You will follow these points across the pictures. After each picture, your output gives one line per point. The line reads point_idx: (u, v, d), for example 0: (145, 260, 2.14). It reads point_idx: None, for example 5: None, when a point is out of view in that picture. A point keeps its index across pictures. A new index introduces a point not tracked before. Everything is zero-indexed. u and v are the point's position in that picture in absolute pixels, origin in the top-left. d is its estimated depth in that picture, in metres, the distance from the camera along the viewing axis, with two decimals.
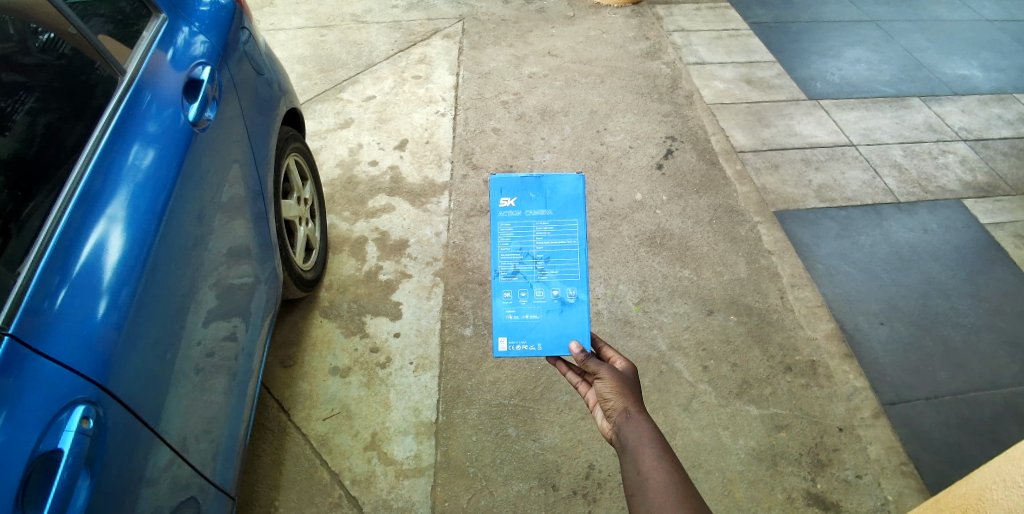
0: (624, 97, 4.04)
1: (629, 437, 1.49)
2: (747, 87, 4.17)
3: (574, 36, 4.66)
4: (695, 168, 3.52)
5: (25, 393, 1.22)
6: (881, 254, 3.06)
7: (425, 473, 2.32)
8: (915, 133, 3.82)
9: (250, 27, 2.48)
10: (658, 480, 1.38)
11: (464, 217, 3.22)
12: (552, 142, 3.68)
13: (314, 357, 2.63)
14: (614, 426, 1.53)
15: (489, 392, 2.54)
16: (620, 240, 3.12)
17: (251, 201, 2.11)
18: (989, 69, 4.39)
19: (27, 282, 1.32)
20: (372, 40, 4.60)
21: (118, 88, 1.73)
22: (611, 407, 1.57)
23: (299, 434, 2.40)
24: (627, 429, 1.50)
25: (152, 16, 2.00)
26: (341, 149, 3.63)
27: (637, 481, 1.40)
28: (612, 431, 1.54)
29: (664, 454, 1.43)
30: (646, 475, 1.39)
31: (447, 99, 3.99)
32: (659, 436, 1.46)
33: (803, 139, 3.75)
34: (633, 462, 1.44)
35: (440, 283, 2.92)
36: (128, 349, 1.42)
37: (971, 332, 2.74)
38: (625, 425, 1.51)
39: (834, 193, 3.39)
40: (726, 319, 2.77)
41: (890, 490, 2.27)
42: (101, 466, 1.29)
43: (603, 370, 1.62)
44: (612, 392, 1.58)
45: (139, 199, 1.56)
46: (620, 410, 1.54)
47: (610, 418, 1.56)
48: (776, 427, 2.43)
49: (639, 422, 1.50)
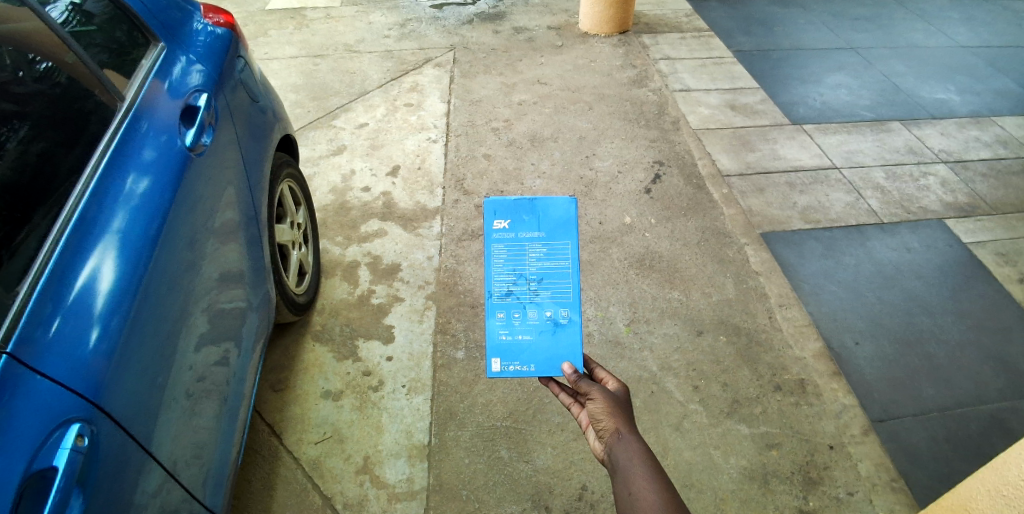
0: (613, 123, 4.12)
1: (620, 457, 1.50)
2: (732, 113, 4.26)
3: (562, 64, 4.77)
4: (682, 192, 3.59)
5: (20, 412, 1.23)
6: (865, 273, 3.11)
7: (418, 496, 2.31)
8: (896, 155, 3.91)
9: (246, 56, 2.54)
10: (649, 499, 1.39)
11: (456, 240, 3.26)
12: (542, 168, 3.74)
13: (306, 381, 2.64)
14: (605, 445, 1.55)
15: (481, 414, 2.55)
16: (610, 262, 3.16)
17: (245, 226, 2.14)
18: (966, 93, 4.51)
19: (23, 306, 1.33)
20: (364, 69, 4.69)
21: (115, 115, 1.77)
22: (602, 428, 1.58)
23: (290, 458, 2.40)
24: (618, 448, 1.51)
25: (149, 45, 2.06)
26: (334, 176, 3.67)
27: (629, 501, 1.41)
28: (603, 451, 1.55)
29: (654, 473, 1.45)
30: (636, 495, 1.41)
31: (439, 126, 4.06)
32: (649, 454, 1.48)
33: (787, 163, 3.83)
34: (625, 482, 1.45)
35: (432, 306, 2.94)
36: (121, 372, 1.43)
37: (956, 348, 2.78)
38: (616, 445, 1.52)
39: (819, 215, 3.45)
40: (715, 340, 2.80)
41: (880, 506, 2.28)
42: (95, 484, 1.30)
43: (594, 392, 1.64)
44: (604, 412, 1.60)
45: (133, 226, 1.59)
46: (612, 430, 1.56)
47: (602, 438, 1.58)
48: (767, 445, 2.44)
49: (630, 442, 1.51)
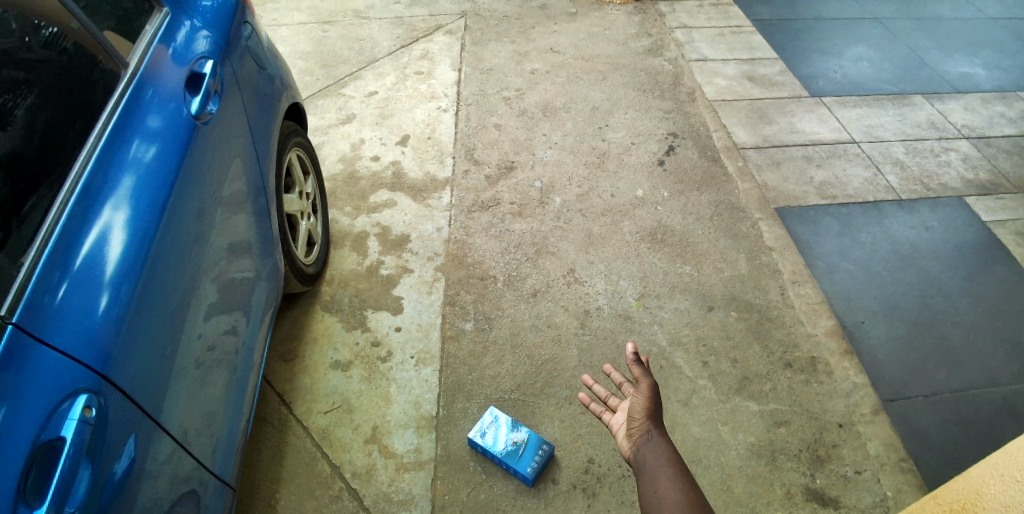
0: (626, 93, 4.04)
1: (647, 456, 1.54)
2: (749, 84, 4.17)
3: (576, 32, 4.66)
4: (696, 164, 3.53)
5: (27, 383, 1.22)
6: (881, 252, 3.06)
7: (425, 466, 2.32)
8: (918, 130, 3.82)
9: (253, 22, 2.49)
10: (673, 499, 1.42)
11: (466, 212, 3.23)
12: (553, 138, 3.69)
13: (315, 351, 2.64)
14: (633, 443, 1.59)
15: (490, 386, 2.55)
16: (621, 236, 3.13)
17: (253, 196, 2.12)
18: (991, 67, 4.38)
19: (27, 276, 1.31)
20: (374, 36, 4.60)
21: (120, 82, 1.74)
22: (632, 427, 1.62)
23: (299, 428, 2.41)
24: (645, 448, 1.56)
25: (154, 10, 2.01)
26: (343, 144, 3.63)
27: (653, 499, 1.45)
28: (629, 449, 1.59)
29: (679, 474, 1.48)
30: (661, 493, 1.45)
31: (449, 96, 3.99)
32: (678, 461, 1.52)
33: (805, 136, 3.75)
34: (650, 480, 1.49)
35: (441, 278, 2.93)
36: (129, 342, 1.42)
37: (971, 330, 2.74)
38: (645, 445, 1.56)
39: (835, 191, 3.39)
40: (726, 316, 2.78)
41: (888, 486, 2.26)
42: (105, 454, 1.30)
43: (642, 385, 1.67)
44: (640, 411, 1.63)
45: (139, 194, 1.57)
46: (641, 431, 1.60)
47: (630, 436, 1.61)
48: (775, 423, 2.43)
49: (659, 444, 1.55)
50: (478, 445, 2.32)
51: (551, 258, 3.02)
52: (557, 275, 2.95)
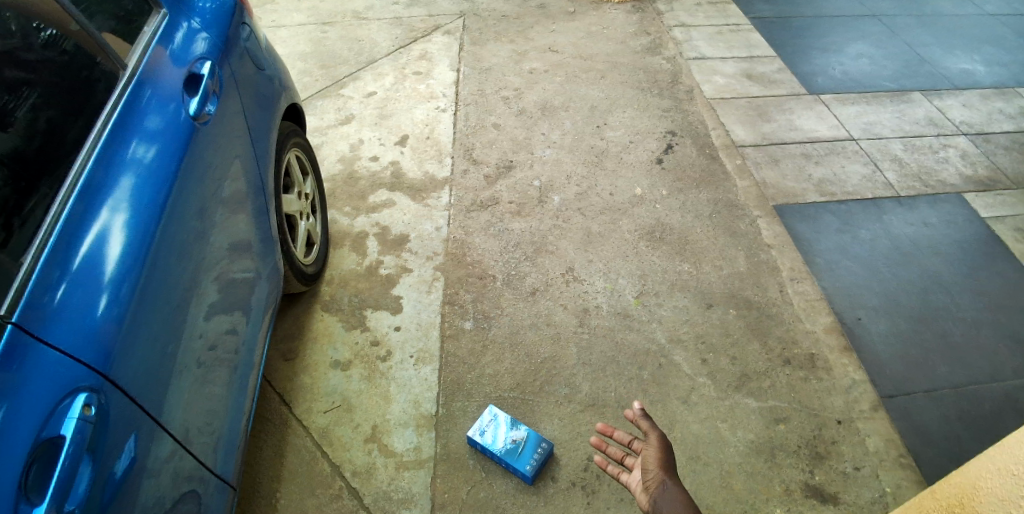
0: (625, 92, 4.05)
1: (665, 506, 1.65)
2: (748, 82, 4.17)
3: (574, 31, 4.67)
4: (695, 162, 3.53)
5: (28, 381, 1.23)
6: (880, 248, 3.06)
7: (425, 464, 2.33)
8: (917, 127, 3.81)
9: (252, 22, 2.50)
10: None
11: (465, 212, 3.24)
12: (552, 138, 3.69)
13: (315, 350, 2.65)
14: (650, 496, 1.70)
15: (489, 384, 2.56)
16: (620, 235, 3.14)
17: (252, 196, 2.13)
18: (990, 64, 4.38)
19: (27, 275, 1.32)
20: (373, 37, 4.61)
21: (120, 83, 1.75)
22: (648, 479, 1.73)
23: (300, 427, 2.42)
24: (662, 499, 1.67)
25: (153, 11, 2.02)
26: (342, 145, 3.64)
27: None
28: (648, 500, 1.71)
29: None
30: None
31: (448, 95, 4.00)
32: (691, 507, 1.62)
33: (804, 134, 3.75)
34: None
35: (440, 278, 2.93)
36: (130, 341, 1.43)
37: (971, 326, 2.74)
38: (661, 496, 1.67)
39: (834, 188, 3.39)
40: (725, 313, 2.78)
41: (888, 482, 2.27)
42: (106, 452, 1.31)
43: (651, 437, 1.78)
44: (653, 464, 1.74)
45: (138, 194, 1.57)
46: (657, 482, 1.71)
47: (648, 488, 1.73)
48: (775, 419, 2.43)
49: (674, 493, 1.67)
50: (478, 443, 2.33)
51: (550, 257, 3.03)
52: (556, 274, 2.96)
